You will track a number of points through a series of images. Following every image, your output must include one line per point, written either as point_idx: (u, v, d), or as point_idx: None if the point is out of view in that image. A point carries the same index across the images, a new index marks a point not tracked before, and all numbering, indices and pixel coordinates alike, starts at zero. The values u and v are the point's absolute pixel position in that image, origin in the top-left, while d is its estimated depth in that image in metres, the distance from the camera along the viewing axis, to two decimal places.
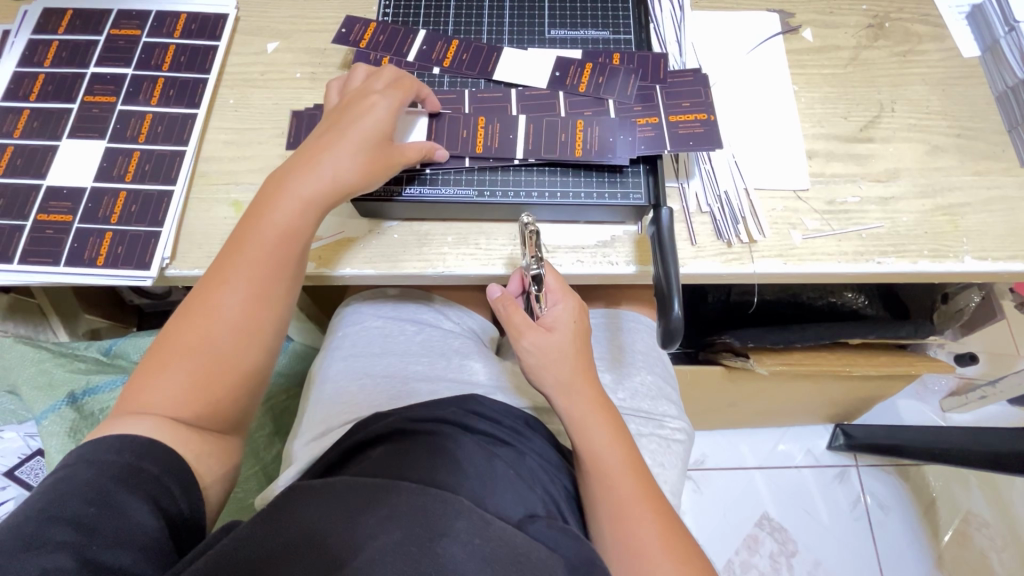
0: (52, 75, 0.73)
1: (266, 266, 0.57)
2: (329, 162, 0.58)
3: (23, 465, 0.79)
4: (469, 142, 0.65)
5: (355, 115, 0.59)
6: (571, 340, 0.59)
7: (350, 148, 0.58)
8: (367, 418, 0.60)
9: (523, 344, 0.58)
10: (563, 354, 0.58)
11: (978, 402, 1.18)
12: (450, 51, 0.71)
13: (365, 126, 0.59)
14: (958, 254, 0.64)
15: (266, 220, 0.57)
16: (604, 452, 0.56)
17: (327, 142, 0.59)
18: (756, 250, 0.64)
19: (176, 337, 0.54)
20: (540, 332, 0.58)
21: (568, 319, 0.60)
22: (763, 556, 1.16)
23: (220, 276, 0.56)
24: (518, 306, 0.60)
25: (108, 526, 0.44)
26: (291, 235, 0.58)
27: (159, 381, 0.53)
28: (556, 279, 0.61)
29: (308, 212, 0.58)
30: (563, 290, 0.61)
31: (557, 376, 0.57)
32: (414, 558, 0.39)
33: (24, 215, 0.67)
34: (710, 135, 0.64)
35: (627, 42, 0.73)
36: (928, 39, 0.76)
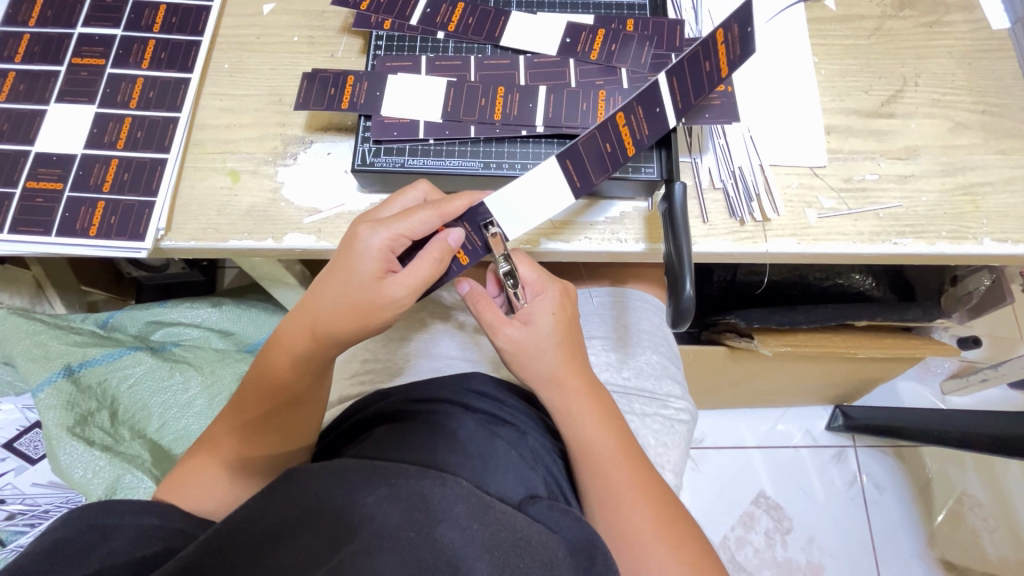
0: (39, 35, 0.70)
1: (287, 382, 0.55)
2: (326, 299, 0.52)
3: (23, 436, 0.81)
4: (618, 151, 0.58)
5: (355, 255, 0.52)
6: (553, 331, 0.56)
7: (344, 291, 0.52)
8: (368, 397, 0.61)
9: (501, 339, 0.56)
10: (544, 347, 0.56)
11: (978, 385, 1.17)
12: (456, 15, 0.68)
13: (359, 268, 0.52)
14: (977, 236, 0.62)
15: (279, 339, 0.55)
16: (594, 439, 0.55)
17: (354, 284, 0.52)
18: (770, 229, 0.62)
19: (219, 439, 0.57)
20: (516, 327, 0.56)
21: (547, 309, 0.57)
22: (758, 533, 1.17)
23: (255, 380, 0.57)
24: (489, 300, 0.57)
25: (122, 551, 0.42)
26: (304, 359, 0.54)
27: (202, 476, 0.55)
28: (532, 271, 0.58)
29: (316, 340, 0.53)
30: (540, 283, 0.58)
31: (541, 369, 0.56)
32: (411, 544, 0.38)
33: (12, 182, 0.65)
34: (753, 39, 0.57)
35: (642, 8, 0.69)
36: (956, 10, 0.72)
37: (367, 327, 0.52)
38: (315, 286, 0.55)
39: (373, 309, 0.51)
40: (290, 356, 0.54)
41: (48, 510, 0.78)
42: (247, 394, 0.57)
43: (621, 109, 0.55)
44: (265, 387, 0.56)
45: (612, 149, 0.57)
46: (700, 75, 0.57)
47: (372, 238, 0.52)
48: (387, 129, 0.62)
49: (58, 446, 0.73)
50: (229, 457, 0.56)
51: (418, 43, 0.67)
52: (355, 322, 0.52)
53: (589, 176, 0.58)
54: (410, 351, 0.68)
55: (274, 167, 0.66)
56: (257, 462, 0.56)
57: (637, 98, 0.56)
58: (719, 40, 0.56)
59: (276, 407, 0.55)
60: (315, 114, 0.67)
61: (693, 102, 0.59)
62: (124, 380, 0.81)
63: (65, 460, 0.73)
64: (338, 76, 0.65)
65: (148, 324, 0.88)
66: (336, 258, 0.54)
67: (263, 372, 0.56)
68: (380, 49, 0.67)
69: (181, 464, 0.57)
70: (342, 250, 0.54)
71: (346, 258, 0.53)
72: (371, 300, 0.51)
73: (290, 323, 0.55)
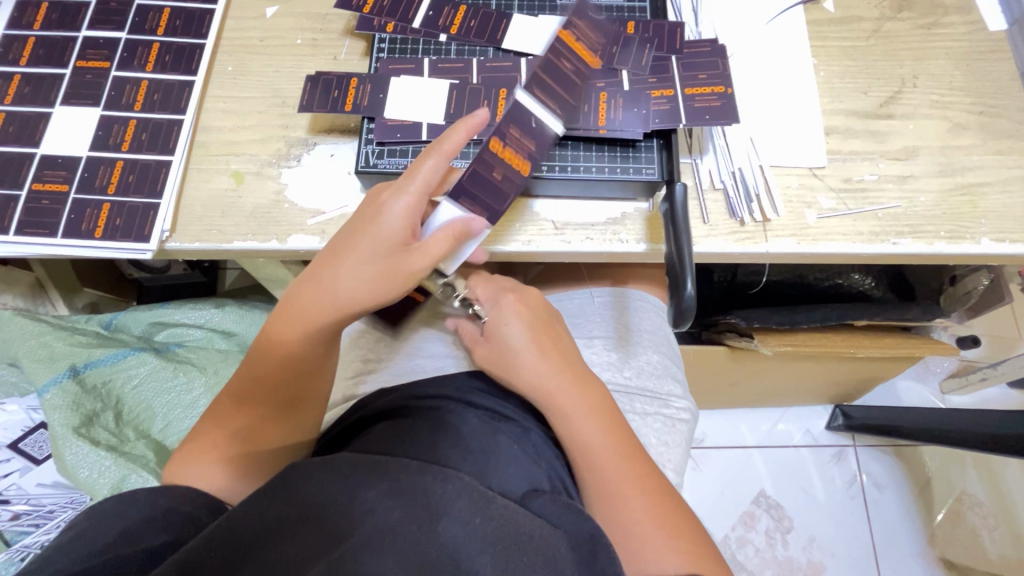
0: (43, 39, 0.70)
1: (293, 355, 0.53)
2: (351, 266, 0.51)
3: (28, 436, 0.82)
4: (513, 173, 0.59)
5: (375, 221, 0.52)
6: (517, 344, 0.59)
7: (368, 259, 0.51)
8: (372, 395, 0.62)
9: (475, 358, 0.62)
10: (515, 358, 0.59)
11: (977, 384, 1.18)
12: (458, 17, 0.68)
13: (384, 235, 0.52)
14: (975, 235, 0.63)
15: (293, 306, 0.53)
16: (587, 440, 0.55)
17: (369, 248, 0.52)
18: (770, 229, 0.63)
19: (220, 424, 0.56)
20: (486, 345, 0.62)
21: (513, 318, 0.61)
22: (759, 532, 1.18)
23: (264, 347, 0.54)
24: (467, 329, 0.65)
25: (128, 541, 0.42)
26: (321, 330, 0.53)
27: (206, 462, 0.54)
28: (485, 288, 0.65)
29: (335, 311, 0.52)
30: (495, 295, 0.64)
31: (512, 381, 0.59)
32: (413, 539, 0.38)
33: (18, 184, 0.65)
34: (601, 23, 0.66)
35: (642, 11, 0.70)
36: (954, 12, 0.73)
37: (389, 300, 0.52)
38: (333, 253, 0.53)
39: (400, 282, 0.52)
40: (307, 327, 0.52)
41: (54, 509, 0.78)
42: (258, 365, 0.55)
43: (490, 136, 0.57)
44: (278, 358, 0.54)
45: (501, 175, 0.58)
46: (563, 74, 0.62)
47: (393, 203, 0.52)
48: (390, 131, 0.63)
49: (63, 447, 0.74)
50: (241, 438, 0.56)
51: (420, 45, 0.68)
52: (370, 289, 0.51)
53: (493, 206, 0.59)
54: (413, 351, 0.68)
55: (279, 168, 0.66)
56: (264, 451, 0.56)
57: (506, 119, 0.58)
58: (571, 37, 0.63)
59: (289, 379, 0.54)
60: (319, 116, 0.68)
61: (568, 96, 0.62)
62: (129, 381, 0.81)
63: (70, 460, 0.73)
64: (341, 79, 0.65)
65: (151, 325, 0.88)
66: (357, 224, 0.53)
67: (273, 339, 0.54)
68: (383, 52, 0.68)
69: (181, 450, 0.57)
70: (360, 217, 0.53)
71: (368, 223, 0.52)
72: (396, 272, 0.51)
73: (306, 291, 0.52)
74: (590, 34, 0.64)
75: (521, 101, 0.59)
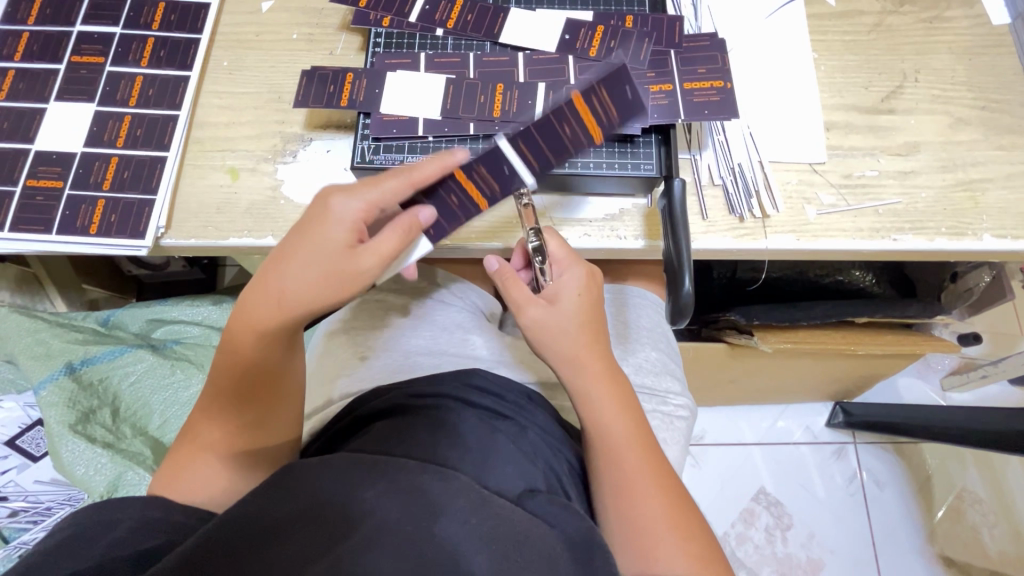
0: (37, 34, 0.70)
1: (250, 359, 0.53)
2: (295, 267, 0.51)
3: (25, 434, 0.82)
4: (469, 205, 0.56)
5: (320, 223, 0.51)
6: (575, 314, 0.57)
7: (312, 260, 0.50)
8: (368, 393, 0.61)
9: (524, 318, 0.57)
10: (567, 328, 0.56)
11: (978, 381, 1.17)
12: (455, 12, 0.67)
13: (330, 235, 0.50)
14: (976, 232, 0.62)
15: (241, 310, 0.53)
16: (611, 425, 0.55)
17: (308, 248, 0.51)
18: (769, 226, 0.62)
19: (201, 434, 0.56)
20: (542, 306, 0.57)
21: (573, 289, 0.57)
22: (758, 529, 1.17)
23: (221, 352, 0.54)
24: (516, 279, 0.58)
25: (124, 544, 0.42)
26: (266, 332, 0.52)
27: (194, 470, 0.54)
28: (560, 249, 0.59)
29: (279, 312, 0.51)
30: (567, 261, 0.59)
31: (561, 351, 0.56)
32: (411, 537, 0.38)
33: (13, 180, 0.65)
34: (637, 104, 0.52)
35: (641, 4, 0.69)
36: (957, 5, 0.72)
37: (336, 301, 0.51)
38: (276, 255, 0.52)
39: (341, 281, 0.50)
40: (255, 332, 0.52)
41: (52, 507, 0.78)
42: (218, 372, 0.55)
43: (458, 166, 0.54)
44: (233, 365, 0.53)
45: (459, 202, 0.56)
46: (560, 139, 0.54)
47: (345, 205, 0.51)
48: (385, 126, 0.62)
49: (59, 443, 0.74)
50: (216, 449, 0.55)
51: (416, 39, 0.67)
52: (311, 291, 0.50)
53: (442, 227, 0.57)
54: (410, 347, 0.68)
55: (274, 164, 0.66)
56: (250, 454, 0.55)
57: (477, 156, 0.54)
58: (582, 103, 0.53)
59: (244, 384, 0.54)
60: (315, 112, 0.67)
61: (552, 165, 0.56)
62: (124, 378, 0.81)
63: (66, 456, 0.74)
64: (337, 74, 0.65)
65: (149, 322, 0.88)
66: (302, 224, 0.52)
67: (227, 347, 0.54)
68: (379, 46, 0.67)
69: (169, 457, 0.56)
70: (308, 216, 0.52)
71: (315, 224, 0.51)
72: (344, 272, 0.50)
73: (255, 295, 0.52)
74: (612, 109, 0.52)
75: (502, 150, 0.54)
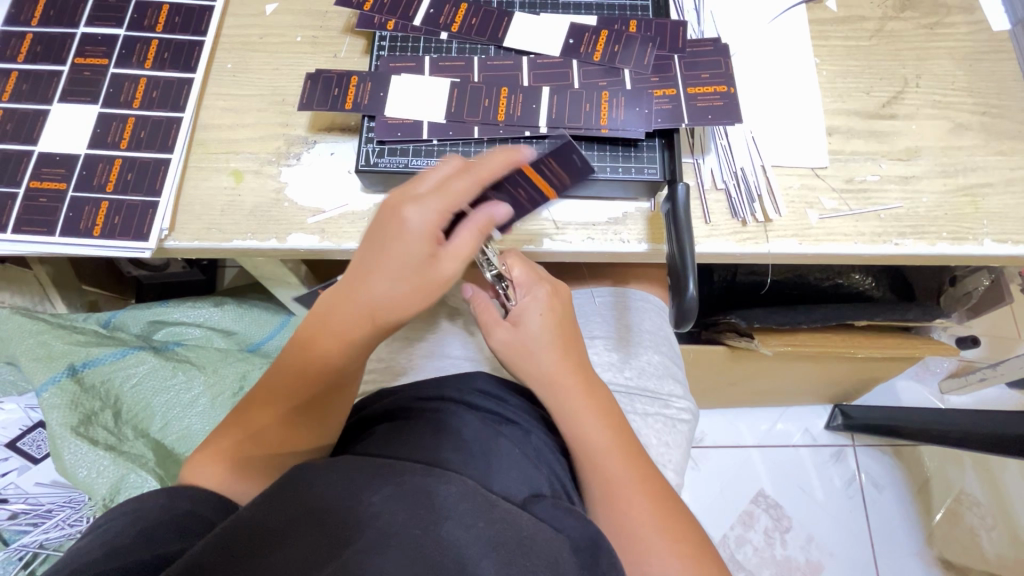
0: (41, 35, 0.70)
1: (326, 371, 0.50)
2: (380, 278, 0.47)
3: (25, 436, 0.81)
4: (535, 195, 0.60)
5: (401, 233, 0.46)
6: (541, 335, 0.57)
7: (397, 272, 0.46)
8: (373, 396, 0.62)
9: (493, 341, 0.58)
10: (536, 348, 0.57)
11: (977, 384, 1.18)
12: (459, 15, 0.68)
13: (414, 249, 0.46)
14: (977, 236, 0.62)
15: (319, 329, 0.49)
16: (592, 439, 0.56)
17: (387, 258, 0.46)
18: (771, 230, 0.63)
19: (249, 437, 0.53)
20: (508, 328, 0.57)
21: (538, 309, 0.58)
22: (758, 531, 1.18)
23: (297, 370, 0.51)
24: (485, 302, 0.58)
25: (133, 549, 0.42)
26: (357, 343, 0.49)
27: (242, 477, 0.51)
28: (524, 272, 0.59)
29: (368, 328, 0.48)
30: (528, 284, 0.59)
31: (531, 371, 0.57)
32: (416, 541, 0.38)
33: (16, 182, 0.65)
34: (584, 170, 0.60)
35: (644, 9, 0.69)
36: (957, 11, 0.72)
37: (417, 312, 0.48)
38: (351, 275, 0.48)
39: (433, 295, 0.47)
40: (330, 343, 0.49)
41: (51, 509, 0.77)
42: (293, 389, 0.52)
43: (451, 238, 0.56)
44: (308, 371, 0.50)
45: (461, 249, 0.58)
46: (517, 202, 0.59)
47: (419, 214, 0.46)
48: (390, 129, 0.63)
49: (62, 446, 0.73)
50: (230, 454, 0.52)
51: (421, 43, 0.67)
52: (393, 303, 0.47)
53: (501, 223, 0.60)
54: (413, 351, 0.68)
55: (278, 167, 0.66)
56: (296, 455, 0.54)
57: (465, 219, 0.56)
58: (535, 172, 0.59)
59: (328, 387, 0.52)
60: (319, 114, 0.68)
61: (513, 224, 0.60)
62: (127, 379, 0.81)
63: (69, 459, 0.73)
64: (341, 77, 0.65)
65: (151, 324, 0.88)
66: (375, 240, 0.47)
67: (304, 356, 0.50)
68: (384, 50, 0.67)
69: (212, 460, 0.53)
70: (379, 229, 0.47)
71: (390, 241, 0.46)
72: (428, 287, 0.47)
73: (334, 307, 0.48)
74: (561, 174, 0.60)
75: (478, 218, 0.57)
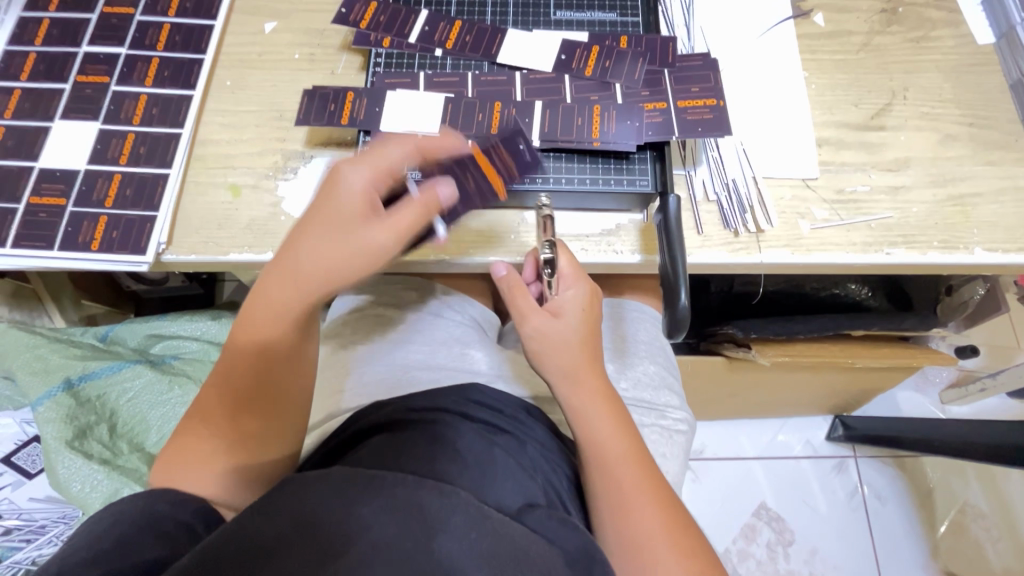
0: (44, 54, 0.71)
1: (265, 342, 0.53)
2: (309, 241, 0.51)
3: (21, 450, 0.81)
4: (485, 187, 0.59)
5: (334, 195, 0.51)
6: (576, 329, 0.58)
7: (325, 232, 0.51)
8: (368, 408, 0.60)
9: (529, 327, 0.57)
10: (570, 343, 0.57)
11: (977, 394, 1.18)
12: (454, 33, 0.69)
13: (341, 205, 0.51)
14: (968, 245, 0.63)
15: (256, 291, 0.53)
16: (603, 446, 0.55)
17: (318, 219, 0.51)
18: (764, 240, 0.63)
19: (199, 426, 0.54)
20: (545, 316, 0.57)
21: (577, 306, 0.59)
22: (760, 545, 1.16)
23: (233, 342, 0.54)
24: (523, 287, 0.59)
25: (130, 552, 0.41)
26: (287, 311, 0.52)
27: (193, 466, 0.52)
28: (570, 264, 0.60)
29: (301, 295, 0.51)
30: (576, 276, 0.59)
31: (564, 366, 0.57)
32: (409, 554, 0.38)
33: (16, 198, 0.65)
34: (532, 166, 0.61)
35: (635, 25, 0.71)
36: (943, 25, 0.74)
37: (346, 282, 0.51)
38: (288, 241, 0.53)
39: (355, 256, 0.50)
40: (265, 310, 0.52)
41: (45, 525, 0.77)
42: (228, 355, 0.54)
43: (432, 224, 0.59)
44: (246, 343, 0.53)
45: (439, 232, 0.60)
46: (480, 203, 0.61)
47: (351, 175, 0.52)
48: None
49: (57, 460, 0.74)
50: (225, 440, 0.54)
51: (416, 59, 0.69)
52: (323, 264, 0.50)
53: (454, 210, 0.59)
54: (408, 362, 0.67)
55: (275, 181, 0.67)
56: (259, 446, 0.54)
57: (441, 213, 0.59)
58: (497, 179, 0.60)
59: (267, 364, 0.53)
60: (316, 129, 0.69)
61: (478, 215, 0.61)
62: (123, 393, 0.81)
63: (63, 473, 0.73)
64: (338, 92, 0.66)
65: (148, 337, 0.88)
66: (314, 201, 0.53)
67: (245, 329, 0.53)
68: (379, 66, 0.68)
69: (167, 458, 0.54)
70: (318, 194, 0.53)
71: (324, 199, 0.52)
72: (355, 249, 0.50)
73: (267, 274, 0.53)
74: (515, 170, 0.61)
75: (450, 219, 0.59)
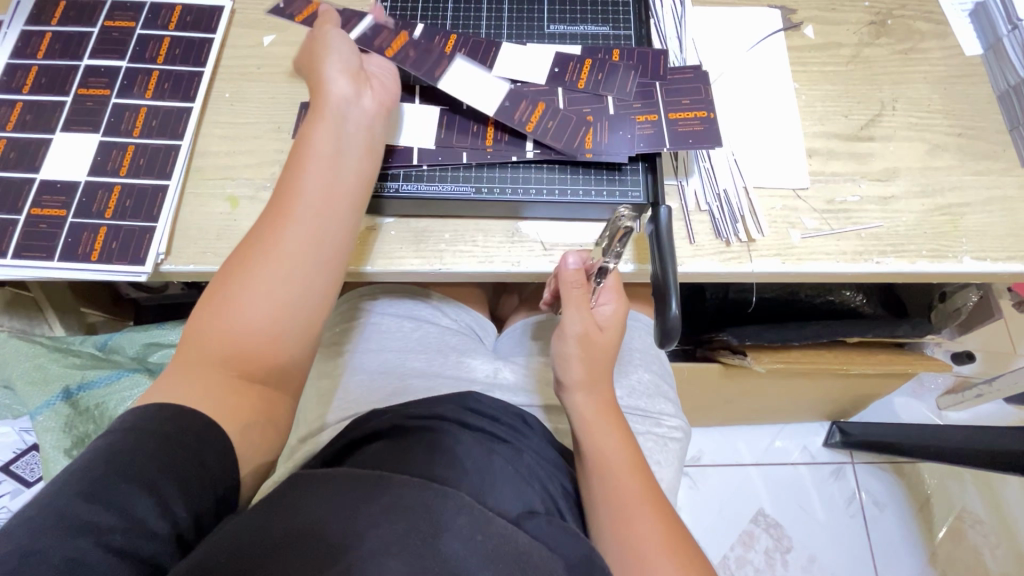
0: (46, 67, 0.73)
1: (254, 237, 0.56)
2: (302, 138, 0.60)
3: (19, 459, 0.81)
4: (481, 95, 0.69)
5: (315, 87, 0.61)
6: (615, 341, 0.61)
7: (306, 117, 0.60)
8: (363, 416, 0.61)
9: (576, 329, 0.58)
10: (604, 352, 0.60)
11: (973, 400, 1.18)
12: (448, 47, 0.69)
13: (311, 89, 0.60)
14: (957, 254, 0.64)
15: None
16: (607, 453, 0.57)
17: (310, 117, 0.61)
18: (755, 250, 0.64)
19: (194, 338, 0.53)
20: (594, 325, 0.59)
21: (617, 320, 0.62)
22: (758, 552, 1.16)
23: None
24: (582, 292, 0.59)
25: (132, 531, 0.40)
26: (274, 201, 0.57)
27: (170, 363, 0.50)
28: (614, 279, 0.62)
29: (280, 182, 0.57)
30: (618, 293, 0.62)
31: (594, 372, 0.59)
32: (416, 552, 0.39)
33: (17, 209, 0.66)
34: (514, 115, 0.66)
35: (627, 39, 0.72)
36: (931, 37, 0.75)
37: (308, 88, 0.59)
38: None
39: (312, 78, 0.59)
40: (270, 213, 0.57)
41: None
42: None
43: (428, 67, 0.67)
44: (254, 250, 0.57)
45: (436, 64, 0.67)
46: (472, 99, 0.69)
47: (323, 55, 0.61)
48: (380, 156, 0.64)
49: (55, 468, 0.75)
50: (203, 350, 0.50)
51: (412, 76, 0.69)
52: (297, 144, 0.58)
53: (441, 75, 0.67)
54: (405, 370, 0.67)
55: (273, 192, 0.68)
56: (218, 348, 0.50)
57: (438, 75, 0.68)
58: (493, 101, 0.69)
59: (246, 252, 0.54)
60: None
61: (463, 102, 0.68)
62: (122, 402, 0.80)
63: None
64: None
65: (146, 346, 0.88)
66: None
67: None
68: None
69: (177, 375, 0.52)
70: None
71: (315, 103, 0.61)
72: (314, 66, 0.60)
73: None
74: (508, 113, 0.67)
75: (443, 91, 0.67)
